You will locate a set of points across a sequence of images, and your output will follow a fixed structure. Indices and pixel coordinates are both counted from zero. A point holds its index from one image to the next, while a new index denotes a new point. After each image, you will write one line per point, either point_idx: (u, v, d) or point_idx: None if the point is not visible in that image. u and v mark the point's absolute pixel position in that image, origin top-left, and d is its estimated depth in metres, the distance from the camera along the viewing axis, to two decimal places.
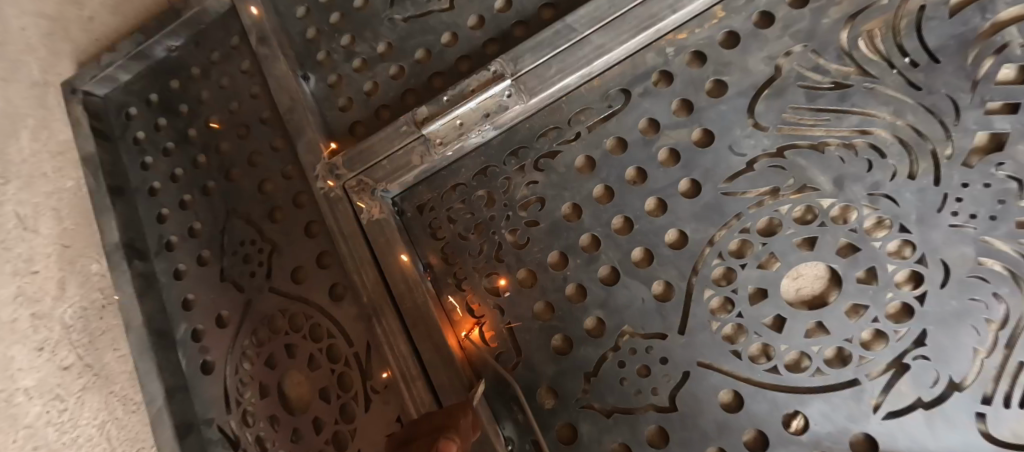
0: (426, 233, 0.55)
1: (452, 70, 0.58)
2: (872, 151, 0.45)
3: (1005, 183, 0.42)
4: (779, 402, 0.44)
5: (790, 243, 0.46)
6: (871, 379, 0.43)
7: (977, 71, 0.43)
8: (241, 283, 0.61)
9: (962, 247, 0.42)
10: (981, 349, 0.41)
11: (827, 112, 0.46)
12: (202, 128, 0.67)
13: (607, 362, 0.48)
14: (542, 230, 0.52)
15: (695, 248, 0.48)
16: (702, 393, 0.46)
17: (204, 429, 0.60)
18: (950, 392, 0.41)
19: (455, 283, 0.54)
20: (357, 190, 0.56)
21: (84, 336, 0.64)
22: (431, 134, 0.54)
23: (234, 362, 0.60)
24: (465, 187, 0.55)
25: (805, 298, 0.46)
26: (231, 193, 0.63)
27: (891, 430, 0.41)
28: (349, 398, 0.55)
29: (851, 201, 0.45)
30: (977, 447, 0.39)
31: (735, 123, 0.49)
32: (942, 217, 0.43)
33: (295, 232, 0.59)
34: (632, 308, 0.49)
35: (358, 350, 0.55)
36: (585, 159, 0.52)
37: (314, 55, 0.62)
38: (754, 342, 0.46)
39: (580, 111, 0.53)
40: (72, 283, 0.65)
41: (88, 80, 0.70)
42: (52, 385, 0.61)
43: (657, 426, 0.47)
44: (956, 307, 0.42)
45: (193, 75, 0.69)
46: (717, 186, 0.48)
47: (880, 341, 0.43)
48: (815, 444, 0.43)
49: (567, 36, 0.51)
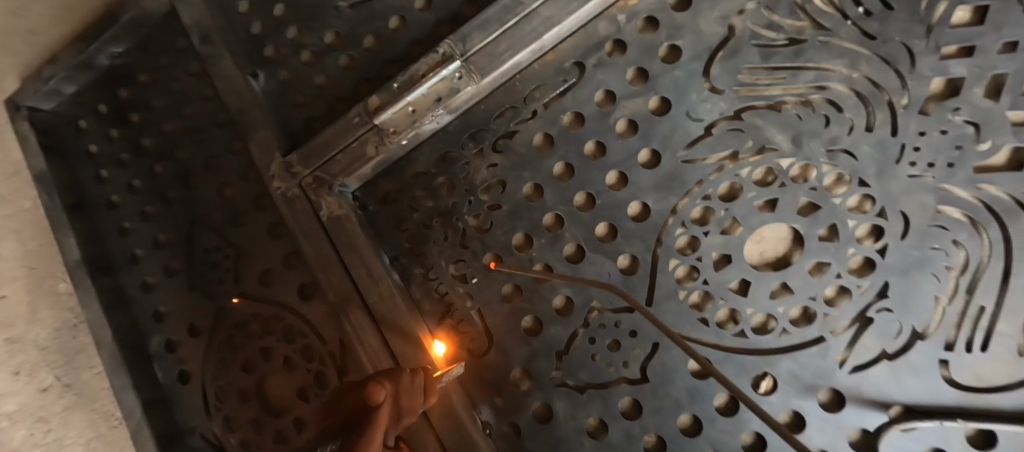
0: (390, 225, 0.54)
1: (403, 55, 0.56)
2: (829, 107, 0.45)
3: (962, 128, 0.42)
4: (747, 365, 0.44)
5: (751, 206, 0.46)
6: (836, 335, 0.43)
7: (931, 16, 0.43)
8: (211, 290, 0.60)
9: (921, 197, 0.42)
10: (942, 295, 0.41)
11: (783, 70, 0.46)
12: (156, 137, 0.65)
13: (579, 340, 0.48)
14: (504, 213, 0.51)
15: (657, 219, 0.48)
16: (674, 363, 0.45)
17: (188, 438, 0.60)
18: (914, 341, 0.41)
19: (423, 273, 0.53)
20: (315, 187, 0.55)
21: (61, 357, 0.59)
22: (384, 124, 0.52)
23: (213, 369, 0.60)
24: (426, 175, 0.54)
25: (769, 260, 0.45)
26: (191, 201, 0.62)
27: (858, 383, 0.42)
28: (328, 397, 0.54)
29: (810, 159, 0.45)
30: (942, 394, 0.40)
31: (691, 89, 0.48)
32: (901, 168, 0.43)
33: (259, 235, 0.59)
34: (599, 283, 0.48)
35: (333, 349, 0.54)
36: (543, 136, 0.51)
37: (262, 51, 0.60)
38: (721, 308, 0.46)
39: (535, 88, 0.51)
40: (42, 305, 0.59)
41: (32, 96, 0.66)
42: (33, 408, 0.54)
43: (631, 399, 0.46)
44: (917, 257, 0.42)
45: (142, 83, 0.67)
46: (676, 155, 0.47)
47: (844, 297, 0.43)
48: (785, 402, 0.43)
49: (515, 11, 0.49)
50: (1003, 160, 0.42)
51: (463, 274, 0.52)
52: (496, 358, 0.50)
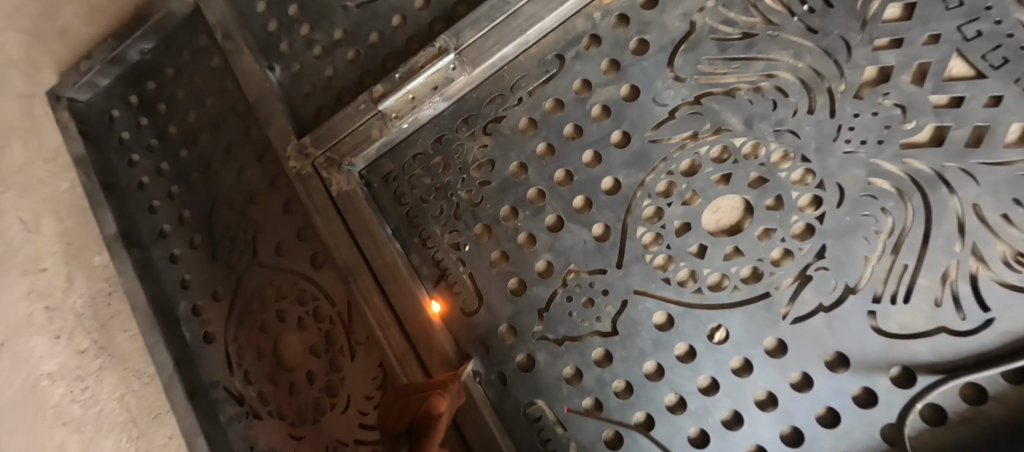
0: (391, 200, 0.61)
1: (403, 49, 0.62)
2: (777, 93, 0.51)
3: (891, 110, 0.48)
4: (703, 318, 0.51)
5: (708, 180, 0.52)
6: (780, 290, 0.49)
7: (867, 12, 0.49)
8: (231, 262, 0.67)
9: (853, 171, 0.48)
10: (871, 256, 0.47)
11: (736, 60, 0.52)
12: (181, 124, 0.72)
13: (558, 298, 0.55)
14: (493, 189, 0.58)
15: (627, 192, 0.54)
16: (640, 316, 0.52)
17: (212, 392, 0.66)
18: (846, 295, 0.47)
19: (421, 242, 0.60)
20: (325, 166, 0.61)
21: (95, 322, 0.69)
22: (387, 109, 0.59)
23: (233, 331, 0.66)
24: (424, 156, 0.60)
25: (724, 227, 0.52)
26: (213, 181, 0.69)
27: (798, 333, 0.48)
28: (338, 352, 0.61)
29: (760, 138, 0.51)
30: (869, 340, 0.46)
31: (657, 77, 0.54)
32: (837, 145, 0.49)
33: (274, 211, 0.65)
34: (576, 249, 0.55)
35: (341, 310, 0.61)
36: (528, 120, 0.58)
37: (277, 46, 0.67)
38: (682, 269, 0.52)
39: (521, 78, 0.58)
40: (79, 276, 0.70)
41: (71, 87, 0.75)
42: (72, 367, 0.66)
43: (603, 349, 0.53)
44: (850, 223, 0.48)
45: (167, 76, 0.74)
46: (644, 135, 0.54)
47: (787, 258, 0.49)
48: (737, 350, 0.50)
49: (502, 9, 0.56)
50: (926, 137, 0.47)
51: (456, 243, 0.59)
52: (485, 315, 0.57)
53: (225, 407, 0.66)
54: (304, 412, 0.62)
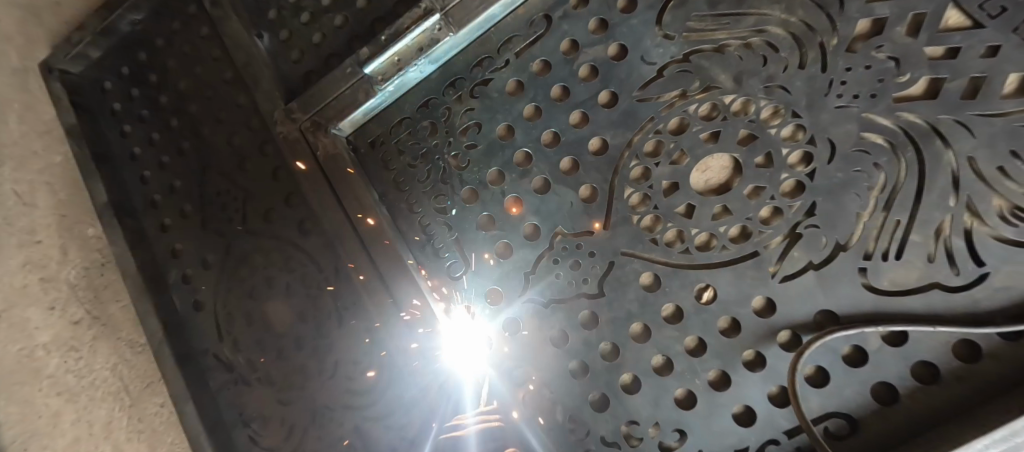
0: (378, 165, 0.61)
1: (391, 13, 0.61)
2: (767, 48, 0.49)
3: (884, 63, 0.45)
4: (691, 279, 0.50)
5: (697, 138, 0.51)
6: (768, 249, 0.48)
7: None
8: (221, 229, 0.67)
9: (846, 125, 0.46)
10: (863, 212, 0.45)
11: (727, 16, 0.50)
12: (171, 94, 0.72)
13: (544, 261, 0.54)
14: (479, 152, 0.58)
15: (614, 153, 0.53)
16: (627, 278, 0.52)
17: (203, 358, 0.67)
18: (838, 253, 0.46)
19: (408, 207, 0.59)
20: (312, 131, 0.61)
21: (89, 292, 0.71)
22: (373, 73, 0.58)
23: (223, 298, 0.67)
24: (411, 120, 0.60)
25: (712, 187, 0.51)
26: (204, 150, 0.69)
27: (789, 292, 0.47)
28: (325, 318, 0.61)
29: (750, 95, 0.49)
30: (862, 299, 0.44)
31: (646, 35, 0.53)
32: (829, 100, 0.47)
33: (263, 178, 0.65)
34: (563, 211, 0.54)
35: (328, 275, 0.61)
36: (515, 83, 0.57)
37: (266, 14, 0.67)
38: (669, 230, 0.51)
39: (508, 40, 0.57)
40: (73, 248, 0.71)
41: (64, 59, 0.76)
42: (66, 338, 0.68)
43: (589, 312, 0.53)
44: (842, 179, 0.46)
45: (158, 46, 0.74)
46: (632, 95, 0.53)
47: (777, 217, 0.48)
48: (724, 310, 0.49)
49: None
50: (920, 90, 0.45)
51: (443, 207, 0.58)
52: (472, 279, 0.56)
53: (214, 373, 0.66)
54: (291, 378, 0.63)
